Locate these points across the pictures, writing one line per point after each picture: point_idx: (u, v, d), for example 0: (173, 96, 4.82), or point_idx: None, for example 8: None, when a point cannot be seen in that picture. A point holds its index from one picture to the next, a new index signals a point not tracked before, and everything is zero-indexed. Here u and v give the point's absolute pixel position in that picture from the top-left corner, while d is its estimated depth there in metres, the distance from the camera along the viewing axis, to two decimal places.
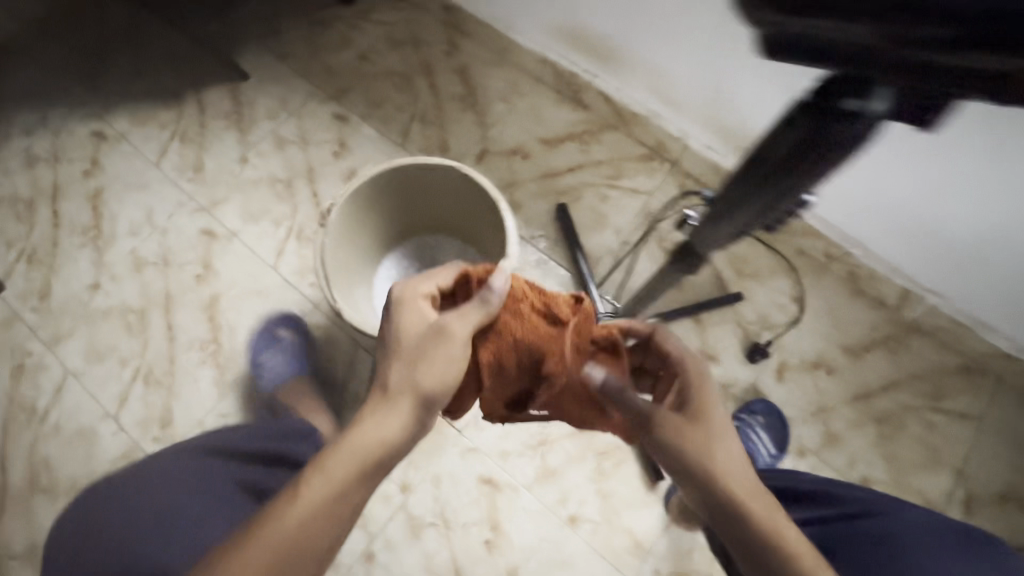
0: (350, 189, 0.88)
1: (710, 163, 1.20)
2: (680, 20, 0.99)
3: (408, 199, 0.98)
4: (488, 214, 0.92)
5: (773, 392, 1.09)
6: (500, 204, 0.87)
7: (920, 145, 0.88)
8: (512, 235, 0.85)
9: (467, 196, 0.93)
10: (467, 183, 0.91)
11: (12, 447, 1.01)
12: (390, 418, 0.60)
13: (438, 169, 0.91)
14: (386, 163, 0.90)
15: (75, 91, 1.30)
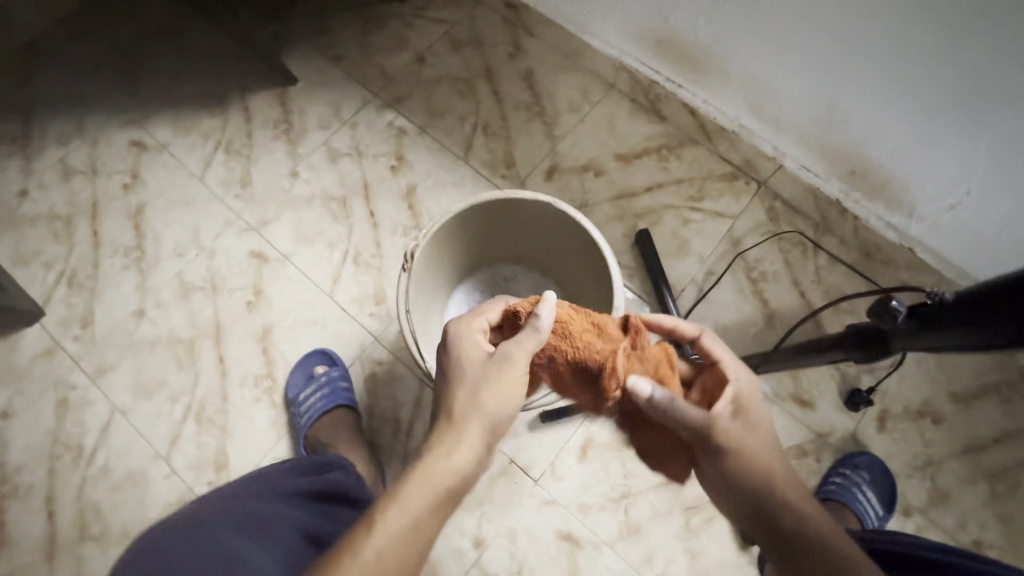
0: (434, 227, 0.78)
1: (807, 188, 1.09)
2: (801, 31, 0.86)
3: (489, 231, 0.89)
4: (584, 254, 0.83)
5: (876, 443, 0.99)
6: (602, 246, 0.77)
7: (941, 115, 0.82)
8: (618, 284, 0.76)
9: (560, 232, 0.84)
10: (563, 221, 0.81)
11: (58, 490, 0.94)
12: (462, 442, 0.56)
13: (530, 204, 0.81)
14: (472, 198, 0.80)
15: (113, 96, 1.21)
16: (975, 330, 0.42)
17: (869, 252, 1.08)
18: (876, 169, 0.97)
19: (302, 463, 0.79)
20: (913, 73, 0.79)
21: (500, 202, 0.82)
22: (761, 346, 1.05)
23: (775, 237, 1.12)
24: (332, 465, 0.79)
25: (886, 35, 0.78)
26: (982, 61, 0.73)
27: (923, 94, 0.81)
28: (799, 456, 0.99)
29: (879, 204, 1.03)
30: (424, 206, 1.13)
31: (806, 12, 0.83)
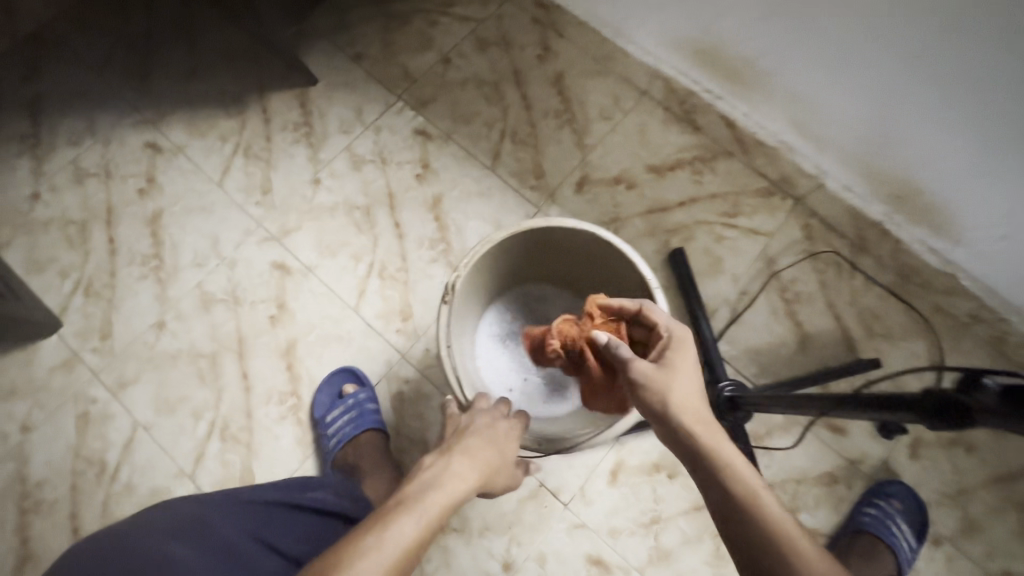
0: (473, 257, 0.75)
1: (847, 208, 1.06)
2: (857, 50, 0.83)
3: (526, 256, 0.86)
4: (626, 283, 0.80)
5: (907, 471, 0.98)
6: (650, 280, 0.74)
7: (999, 145, 0.80)
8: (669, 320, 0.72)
9: (602, 259, 0.81)
10: (606, 249, 0.78)
11: (81, 507, 0.93)
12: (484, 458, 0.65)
13: (572, 233, 0.78)
14: (513, 226, 0.77)
15: (124, 93, 1.15)
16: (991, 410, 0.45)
17: (908, 274, 1.05)
18: (922, 195, 0.95)
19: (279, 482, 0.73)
20: (977, 94, 0.77)
21: (541, 229, 0.79)
22: (794, 369, 1.04)
23: (812, 257, 1.09)
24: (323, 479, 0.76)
25: (943, 52, 0.76)
26: None
27: (984, 119, 0.79)
28: (830, 483, 0.98)
29: (923, 228, 1.01)
30: (450, 218, 1.09)
31: (866, 31, 0.80)
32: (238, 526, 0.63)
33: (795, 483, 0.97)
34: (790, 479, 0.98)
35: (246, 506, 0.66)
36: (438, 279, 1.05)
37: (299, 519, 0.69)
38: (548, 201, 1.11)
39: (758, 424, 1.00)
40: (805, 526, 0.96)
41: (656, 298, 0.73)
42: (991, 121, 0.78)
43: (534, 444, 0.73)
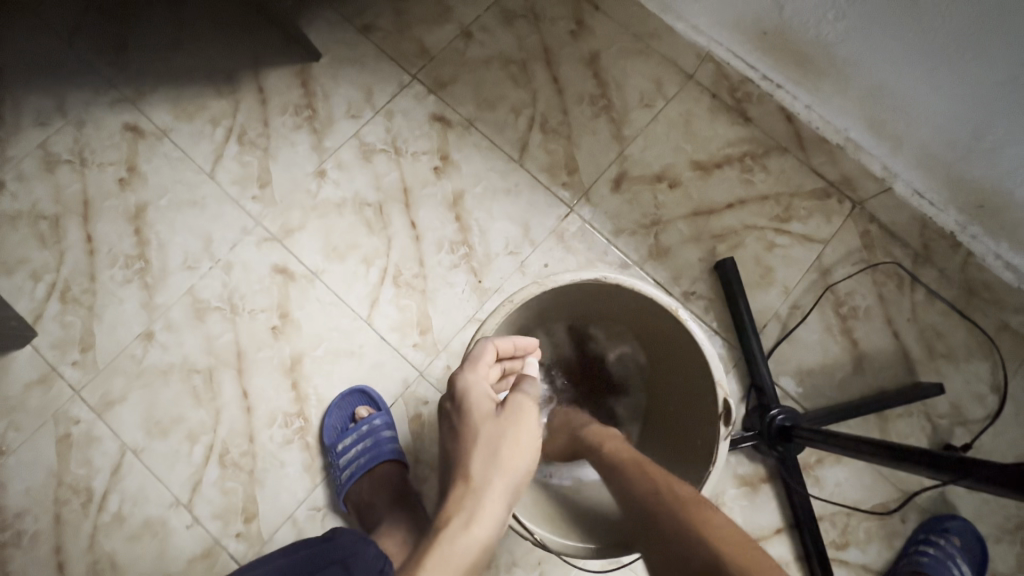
0: (485, 334, 0.63)
1: (915, 215, 0.95)
2: (967, 37, 0.71)
3: (533, 321, 0.74)
4: (648, 318, 0.69)
5: (965, 504, 0.91)
6: (689, 323, 0.63)
7: None
8: (721, 370, 0.62)
9: (625, 304, 0.70)
10: (617, 290, 0.67)
11: (67, 540, 0.84)
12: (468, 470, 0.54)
13: (572, 286, 0.67)
14: (524, 292, 0.65)
15: (99, 67, 1.00)
16: (994, 484, 0.47)
17: (973, 288, 0.96)
18: (1010, 206, 0.85)
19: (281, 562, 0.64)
20: None
21: (557, 288, 0.67)
22: (847, 392, 0.95)
23: (870, 268, 0.99)
24: (333, 544, 0.63)
25: None
26: None
27: None
28: (883, 516, 0.90)
29: (1003, 242, 0.91)
30: (473, 218, 0.98)
31: (985, 17, 0.68)
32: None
33: (846, 515, 0.90)
34: (841, 512, 0.90)
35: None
36: (459, 287, 0.95)
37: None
38: (581, 200, 0.99)
39: (808, 451, 0.92)
40: (856, 562, 0.89)
41: (695, 335, 0.63)
42: None
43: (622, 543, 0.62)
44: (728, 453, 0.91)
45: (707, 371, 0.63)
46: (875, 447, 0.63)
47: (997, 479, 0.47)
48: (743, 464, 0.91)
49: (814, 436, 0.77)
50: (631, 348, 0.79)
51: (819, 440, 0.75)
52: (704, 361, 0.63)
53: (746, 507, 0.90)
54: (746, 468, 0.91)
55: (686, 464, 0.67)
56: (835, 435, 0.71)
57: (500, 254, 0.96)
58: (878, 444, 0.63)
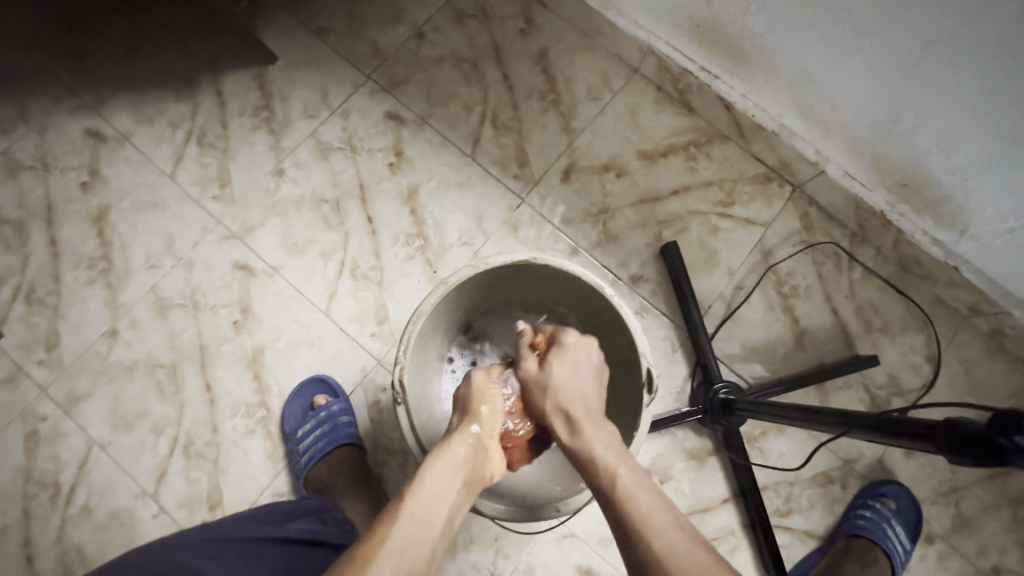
0: (423, 311, 0.67)
1: (849, 197, 0.99)
2: (874, 24, 0.74)
3: (476, 302, 0.78)
4: (582, 298, 0.73)
5: (902, 468, 0.95)
6: (615, 299, 0.68)
7: (995, 139, 0.76)
8: (644, 342, 0.67)
9: (560, 286, 0.74)
10: (550, 271, 0.71)
11: (36, 533, 0.87)
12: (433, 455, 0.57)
13: (507, 268, 0.71)
14: (459, 272, 0.69)
15: (59, 75, 1.03)
16: (923, 440, 0.49)
17: (906, 265, 1.01)
18: (932, 183, 0.89)
19: (266, 508, 0.69)
20: (969, 85, 0.73)
21: (493, 269, 0.71)
22: (790, 367, 1.00)
23: (809, 248, 1.03)
24: (303, 500, 0.72)
25: (934, 43, 0.71)
26: None
27: (977, 109, 0.75)
28: (825, 483, 0.95)
29: (929, 219, 0.95)
30: (427, 211, 1.01)
31: (873, 15, 0.74)
32: (208, 560, 0.60)
33: (789, 484, 0.94)
34: (784, 481, 0.94)
35: (214, 539, 0.63)
36: (415, 278, 0.98)
37: (275, 551, 0.64)
38: (532, 190, 1.03)
39: (753, 424, 0.96)
40: (799, 528, 0.93)
41: (620, 310, 0.67)
42: (988, 111, 0.74)
43: (549, 510, 0.65)
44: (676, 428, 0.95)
45: (632, 343, 0.67)
46: (819, 415, 0.64)
47: (920, 430, 0.49)
48: (691, 438, 0.95)
49: (753, 405, 0.80)
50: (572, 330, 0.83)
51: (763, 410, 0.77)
52: (629, 334, 0.67)
53: (694, 479, 0.94)
54: (694, 442, 0.95)
55: (616, 435, 0.71)
56: (779, 407, 0.73)
57: (454, 246, 1.00)
58: (822, 411, 0.64)
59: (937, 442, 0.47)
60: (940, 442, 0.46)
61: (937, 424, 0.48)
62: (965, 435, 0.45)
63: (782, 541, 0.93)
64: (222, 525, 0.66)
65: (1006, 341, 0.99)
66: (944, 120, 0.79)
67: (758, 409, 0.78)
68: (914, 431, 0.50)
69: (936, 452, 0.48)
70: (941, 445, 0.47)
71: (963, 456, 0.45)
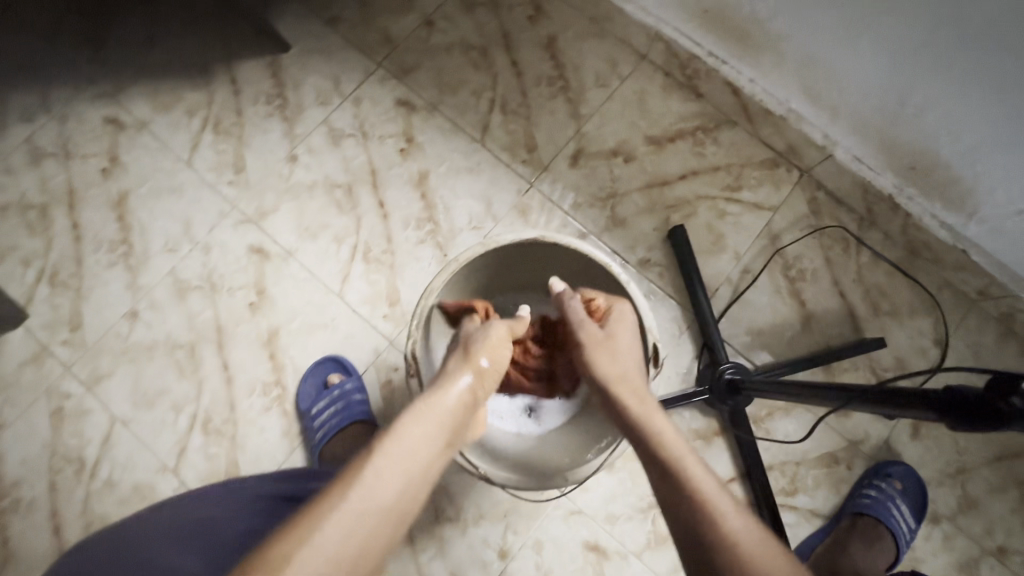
0: (436, 287, 0.69)
1: (857, 180, 1.00)
2: (880, 6, 0.75)
3: (487, 281, 0.80)
4: (592, 278, 0.75)
5: (908, 450, 0.96)
6: (623, 277, 0.70)
7: (999, 121, 0.77)
8: (650, 319, 0.69)
9: (569, 266, 0.76)
10: (559, 249, 0.73)
11: (62, 506, 0.90)
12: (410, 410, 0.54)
13: (517, 246, 0.73)
14: (472, 249, 0.71)
15: (79, 64, 1.06)
16: (921, 408, 0.50)
17: (914, 249, 1.01)
18: (940, 166, 0.89)
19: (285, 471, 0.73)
20: (971, 69, 0.74)
21: (505, 247, 0.74)
22: (797, 349, 1.00)
23: (816, 232, 1.04)
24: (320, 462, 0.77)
25: (934, 29, 0.73)
26: None
27: (980, 93, 0.75)
28: (830, 464, 0.96)
29: (937, 202, 0.95)
30: (438, 196, 1.03)
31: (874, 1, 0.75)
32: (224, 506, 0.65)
33: (795, 465, 0.95)
34: (790, 462, 0.95)
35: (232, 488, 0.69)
36: (426, 261, 1.00)
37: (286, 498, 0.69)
38: (541, 176, 1.05)
39: (759, 405, 0.97)
40: (805, 508, 0.94)
41: (627, 288, 0.69)
42: (990, 93, 0.75)
43: (560, 481, 0.68)
44: (683, 408, 0.96)
45: (639, 319, 0.69)
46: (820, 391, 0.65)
47: (920, 401, 0.50)
48: (697, 419, 0.96)
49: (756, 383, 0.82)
50: None
51: (767, 387, 0.78)
52: (636, 311, 0.69)
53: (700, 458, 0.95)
54: (701, 423, 0.97)
55: None
56: (782, 386, 0.74)
57: (464, 230, 1.02)
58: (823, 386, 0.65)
59: (935, 407, 0.48)
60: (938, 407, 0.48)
61: (936, 391, 0.49)
62: (969, 400, 0.46)
63: (788, 520, 0.94)
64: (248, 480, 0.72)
65: (1015, 324, 0.99)
66: (948, 104, 0.80)
67: (763, 387, 0.80)
68: (912, 399, 0.51)
69: (939, 419, 0.49)
70: (938, 411, 0.48)
71: (963, 421, 0.46)
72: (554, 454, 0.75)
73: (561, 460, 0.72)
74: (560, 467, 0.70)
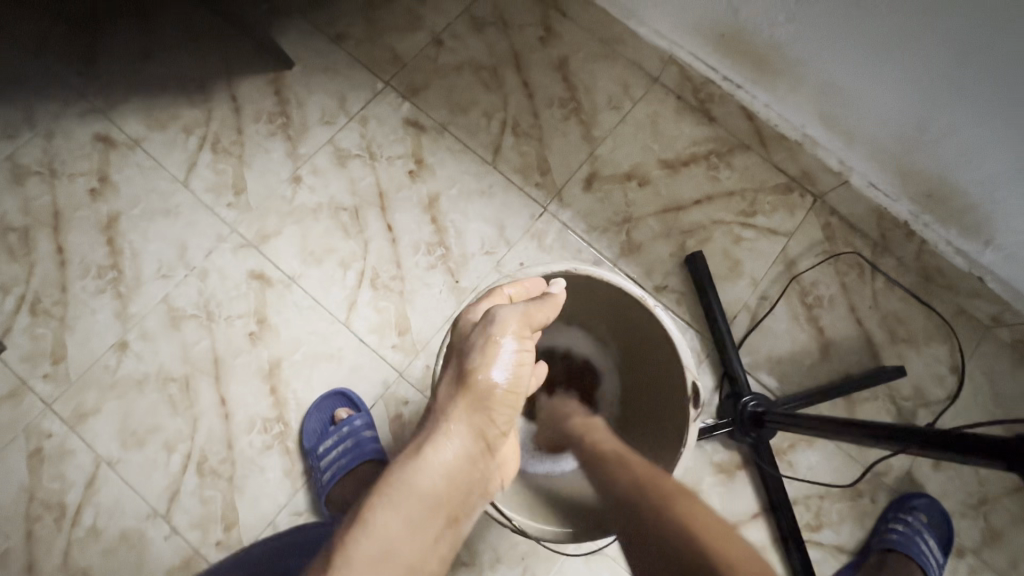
0: None
1: (872, 206, 1.00)
2: (906, 38, 0.74)
3: None
4: (621, 308, 0.72)
5: (931, 481, 0.94)
6: (657, 311, 0.66)
7: (1021, 154, 0.77)
8: (688, 356, 0.65)
9: (596, 295, 0.72)
10: (588, 280, 0.69)
11: (39, 557, 0.82)
12: (389, 485, 0.45)
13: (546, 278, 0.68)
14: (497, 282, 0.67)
15: (67, 78, 1.00)
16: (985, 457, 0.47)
17: (929, 275, 1.00)
18: (957, 194, 0.89)
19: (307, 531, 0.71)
20: (997, 101, 0.73)
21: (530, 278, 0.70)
22: (816, 378, 0.99)
23: (832, 258, 1.02)
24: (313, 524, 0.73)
25: (962, 59, 0.72)
26: None
27: (1005, 124, 0.75)
28: (854, 496, 0.93)
29: (953, 229, 0.95)
30: (448, 220, 0.99)
31: (901, 30, 0.74)
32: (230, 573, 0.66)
33: (819, 498, 0.93)
34: (814, 495, 0.93)
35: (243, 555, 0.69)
36: (437, 288, 0.96)
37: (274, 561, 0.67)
38: (554, 200, 1.02)
39: (781, 436, 0.95)
40: (830, 543, 0.91)
41: (662, 322, 0.65)
42: (1015, 125, 0.74)
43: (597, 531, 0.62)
44: (704, 441, 0.93)
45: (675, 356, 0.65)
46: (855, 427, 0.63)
47: (992, 453, 0.46)
48: (720, 452, 0.93)
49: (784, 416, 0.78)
50: (605, 340, 0.82)
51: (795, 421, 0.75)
52: (673, 347, 0.66)
53: (723, 493, 0.92)
54: (722, 455, 0.94)
55: (658, 448, 0.69)
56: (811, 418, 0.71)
57: (476, 255, 0.98)
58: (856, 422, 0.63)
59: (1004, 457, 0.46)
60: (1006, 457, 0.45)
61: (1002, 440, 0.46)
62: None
63: (813, 557, 0.91)
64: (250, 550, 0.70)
65: None
66: (969, 135, 0.80)
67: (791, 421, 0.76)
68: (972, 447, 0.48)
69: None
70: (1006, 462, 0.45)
71: None
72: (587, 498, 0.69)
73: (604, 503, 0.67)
74: (594, 509, 0.65)
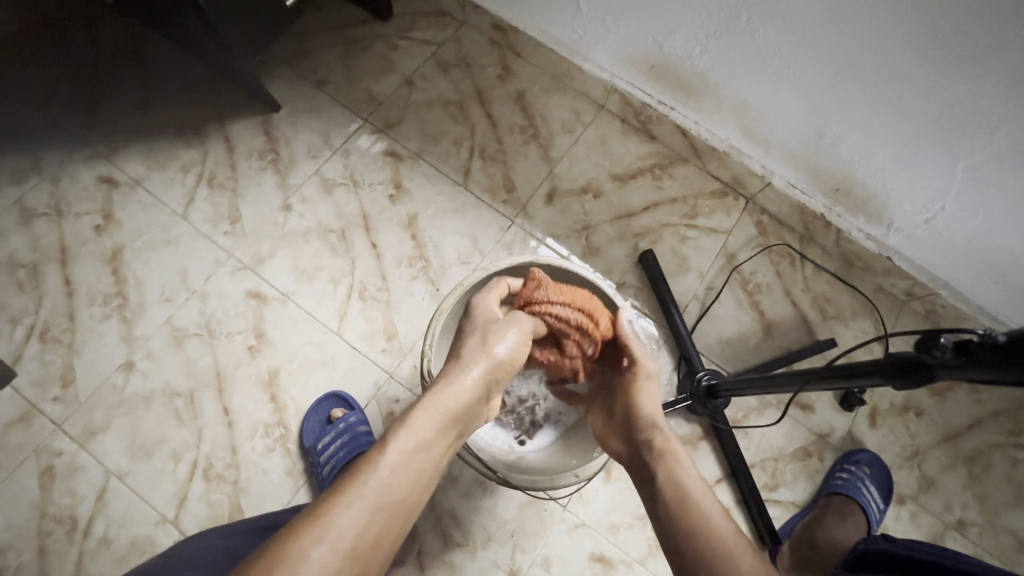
0: (446, 310, 0.76)
1: (794, 203, 1.15)
2: (793, 64, 0.91)
3: None
4: None
5: (869, 439, 1.07)
6: (613, 293, 0.79)
7: (898, 149, 0.93)
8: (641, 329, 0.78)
9: None
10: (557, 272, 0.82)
11: (53, 569, 0.87)
12: (418, 407, 0.58)
13: (517, 269, 0.81)
14: (477, 274, 0.79)
15: (71, 128, 1.10)
16: (874, 377, 0.55)
17: (849, 260, 1.15)
18: (857, 186, 1.05)
19: None
20: (871, 108, 0.90)
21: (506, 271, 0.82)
22: (762, 354, 1.11)
23: (766, 251, 1.17)
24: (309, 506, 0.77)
25: (840, 77, 0.88)
26: (934, 104, 0.83)
27: (882, 125, 0.91)
28: (804, 457, 1.05)
29: (860, 218, 1.11)
30: (427, 235, 1.11)
31: (786, 59, 0.91)
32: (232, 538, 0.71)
33: (774, 460, 1.04)
34: (769, 458, 1.04)
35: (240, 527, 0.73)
36: (419, 296, 1.06)
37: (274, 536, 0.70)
38: (520, 213, 1.15)
39: (735, 408, 1.07)
40: (786, 500, 1.03)
41: (619, 303, 0.79)
42: (890, 125, 0.91)
43: (571, 476, 0.74)
44: (668, 416, 1.04)
45: None
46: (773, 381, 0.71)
47: (875, 373, 0.54)
48: (682, 426, 1.04)
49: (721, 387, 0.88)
50: None
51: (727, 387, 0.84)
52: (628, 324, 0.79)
53: None
54: (685, 429, 1.04)
55: None
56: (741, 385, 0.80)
57: (453, 265, 1.09)
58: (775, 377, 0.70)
59: (884, 374, 0.54)
60: (886, 372, 0.53)
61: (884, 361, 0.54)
62: (981, 353, 0.45)
63: (773, 513, 1.02)
64: (246, 524, 0.74)
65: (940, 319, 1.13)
66: (855, 137, 0.96)
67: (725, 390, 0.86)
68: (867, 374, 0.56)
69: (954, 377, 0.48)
70: (892, 377, 0.53)
71: (909, 380, 0.52)
72: (567, 456, 0.80)
73: (572, 462, 0.78)
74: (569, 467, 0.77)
